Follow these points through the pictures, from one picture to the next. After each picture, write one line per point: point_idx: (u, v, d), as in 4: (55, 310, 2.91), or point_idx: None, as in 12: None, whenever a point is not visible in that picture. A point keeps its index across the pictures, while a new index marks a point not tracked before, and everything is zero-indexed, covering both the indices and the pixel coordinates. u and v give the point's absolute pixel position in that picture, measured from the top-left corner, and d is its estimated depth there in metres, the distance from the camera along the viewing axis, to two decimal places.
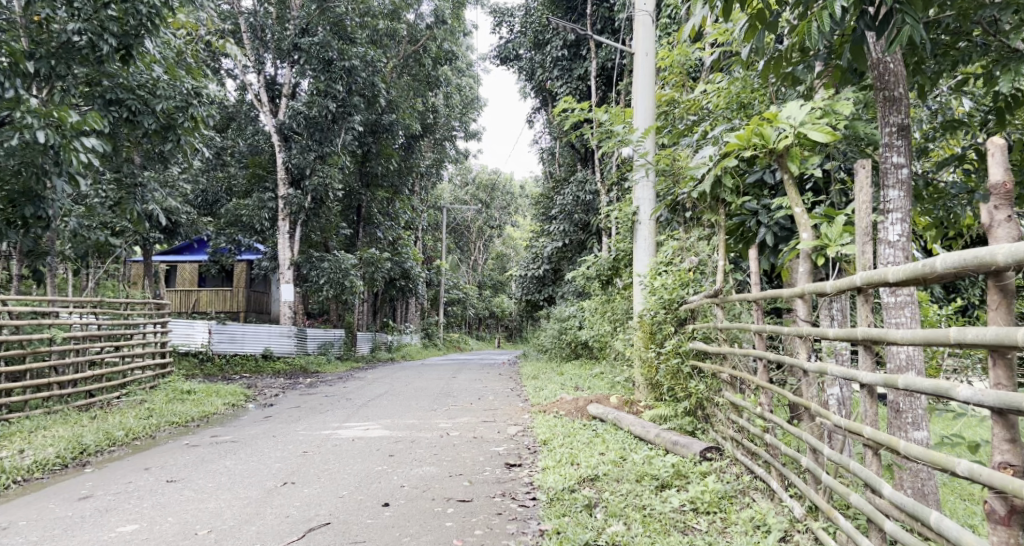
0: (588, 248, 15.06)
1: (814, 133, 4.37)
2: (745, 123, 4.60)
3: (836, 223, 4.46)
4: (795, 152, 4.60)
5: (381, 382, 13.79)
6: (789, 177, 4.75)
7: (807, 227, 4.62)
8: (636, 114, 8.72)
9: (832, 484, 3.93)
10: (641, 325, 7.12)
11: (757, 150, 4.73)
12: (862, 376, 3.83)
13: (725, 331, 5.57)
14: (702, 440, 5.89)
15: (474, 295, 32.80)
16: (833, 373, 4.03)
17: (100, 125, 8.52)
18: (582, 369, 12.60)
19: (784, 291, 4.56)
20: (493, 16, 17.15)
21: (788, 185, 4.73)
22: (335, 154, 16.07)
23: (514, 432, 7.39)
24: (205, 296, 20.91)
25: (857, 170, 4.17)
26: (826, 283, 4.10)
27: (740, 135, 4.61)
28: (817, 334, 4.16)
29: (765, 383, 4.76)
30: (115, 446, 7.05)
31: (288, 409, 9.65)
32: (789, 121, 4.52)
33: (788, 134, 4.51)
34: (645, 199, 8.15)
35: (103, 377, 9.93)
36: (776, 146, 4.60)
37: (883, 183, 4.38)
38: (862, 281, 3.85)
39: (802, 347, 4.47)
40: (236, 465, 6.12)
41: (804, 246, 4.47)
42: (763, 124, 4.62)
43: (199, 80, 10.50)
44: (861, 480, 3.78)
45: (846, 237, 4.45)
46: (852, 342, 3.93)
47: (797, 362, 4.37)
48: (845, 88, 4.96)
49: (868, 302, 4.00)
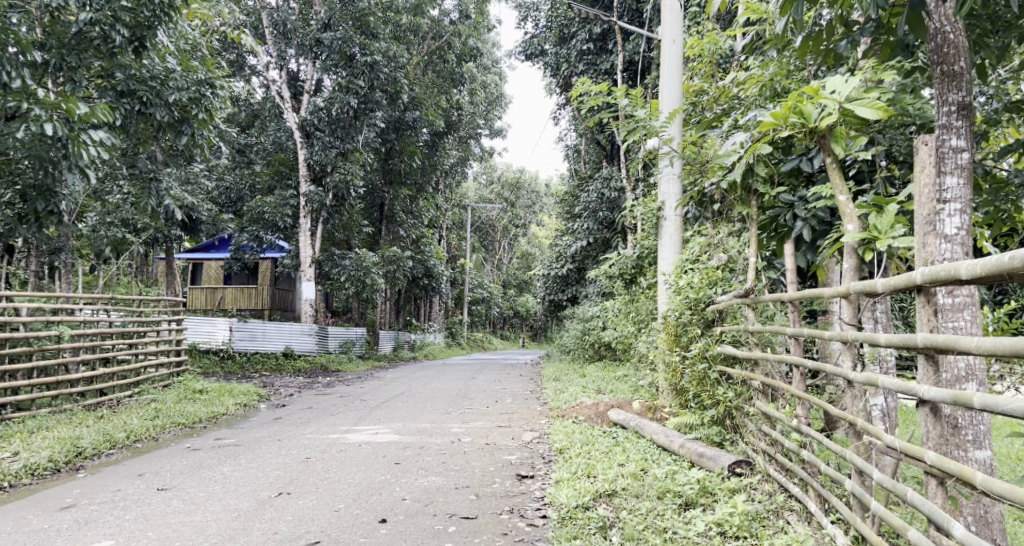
0: (613, 247, 14.61)
1: (863, 110, 3.91)
2: (782, 100, 4.14)
3: (886, 212, 4.03)
4: (840, 132, 4.11)
5: (399, 382, 13.48)
6: (832, 161, 4.30)
7: (854, 218, 4.19)
8: (663, 98, 8.28)
9: (885, 516, 3.48)
10: (665, 326, 6.68)
11: (797, 131, 4.26)
12: (924, 392, 3.37)
13: (756, 334, 5.10)
14: (731, 452, 5.45)
15: (498, 294, 32.49)
16: (884, 386, 3.58)
17: (107, 117, 8.20)
18: (605, 371, 12.19)
19: (826, 290, 4.09)
20: (518, 10, 16.77)
21: (832, 171, 4.27)
22: (356, 151, 15.69)
23: (530, 439, 6.98)
24: (229, 294, 20.76)
25: (918, 148, 3.99)
26: (878, 281, 3.64)
27: (775, 114, 4.14)
28: (865, 339, 3.70)
29: (802, 393, 4.30)
30: (114, 449, 6.69)
31: (300, 410, 9.29)
32: (833, 96, 4.05)
33: (832, 111, 4.03)
34: (670, 193, 7.72)
35: (115, 375, 9.63)
36: (818, 125, 4.12)
37: (939, 168, 3.91)
38: (926, 279, 3.40)
39: (846, 354, 4.01)
40: (232, 473, 5.76)
41: (849, 239, 4.03)
42: (803, 100, 4.13)
43: (213, 71, 10.08)
44: (924, 515, 3.32)
45: (898, 229, 4.00)
46: (913, 350, 3.47)
47: (840, 370, 3.92)
48: (895, 68, 4.47)
49: (929, 304, 3.54)
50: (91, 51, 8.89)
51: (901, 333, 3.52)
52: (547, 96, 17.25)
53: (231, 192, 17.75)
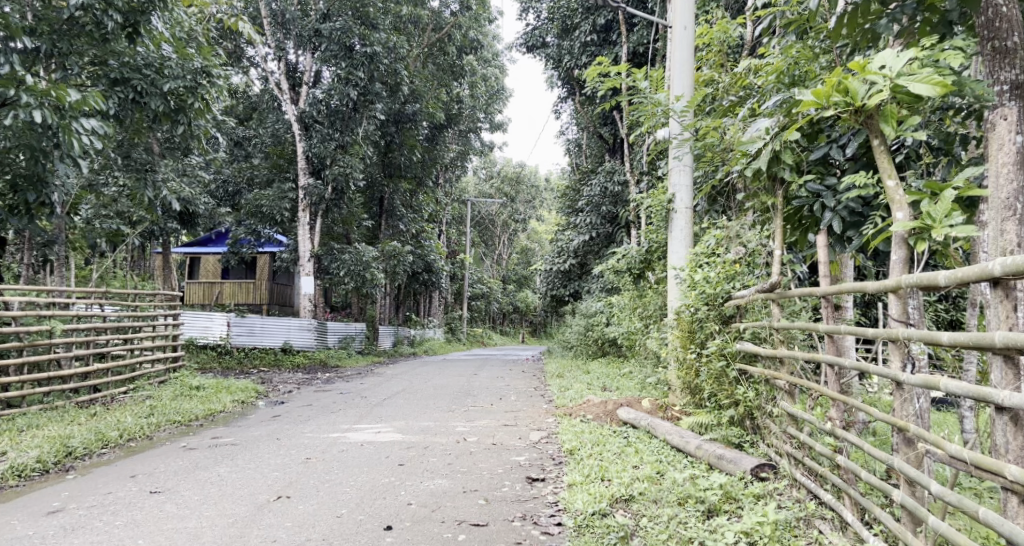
0: (616, 241, 14.36)
1: (920, 85, 3.74)
2: (826, 76, 3.97)
3: (943, 200, 3.77)
4: (890, 111, 3.92)
5: (399, 378, 13.23)
6: (878, 143, 4.09)
7: (904, 205, 3.96)
8: (674, 81, 7.78)
9: (948, 531, 3.31)
10: (679, 323, 6.43)
11: (840, 110, 4.05)
12: (1005, 398, 3.21)
13: (782, 330, 4.85)
14: (753, 454, 5.22)
15: (498, 289, 32.25)
16: (951, 389, 3.43)
17: (100, 105, 7.94)
18: (609, 367, 11.94)
19: (872, 285, 3.90)
20: (520, 2, 16.48)
21: (880, 154, 4.06)
22: (356, 143, 15.42)
23: (538, 438, 6.73)
24: (228, 289, 20.48)
25: (998, 122, 3.73)
26: (945, 275, 3.48)
27: (819, 90, 3.96)
28: (930, 339, 3.53)
29: (839, 395, 4.09)
30: (106, 449, 6.37)
31: (299, 407, 9.02)
32: (880, 72, 3.86)
33: (882, 88, 3.84)
34: (682, 184, 7.42)
35: (109, 371, 9.35)
36: (865, 103, 3.91)
37: (1000, 150, 3.71)
38: (1008, 271, 3.26)
39: (894, 354, 3.84)
40: (229, 474, 5.44)
41: (898, 229, 3.79)
42: (848, 76, 3.94)
43: (209, 60, 9.77)
44: (1002, 534, 3.16)
45: (954, 217, 3.79)
46: (987, 351, 3.34)
47: (889, 370, 3.76)
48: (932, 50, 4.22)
49: (1004, 300, 3.38)
50: (84, 38, 8.59)
51: (973, 333, 3.39)
52: (549, 89, 16.96)
53: (230, 186, 17.45)
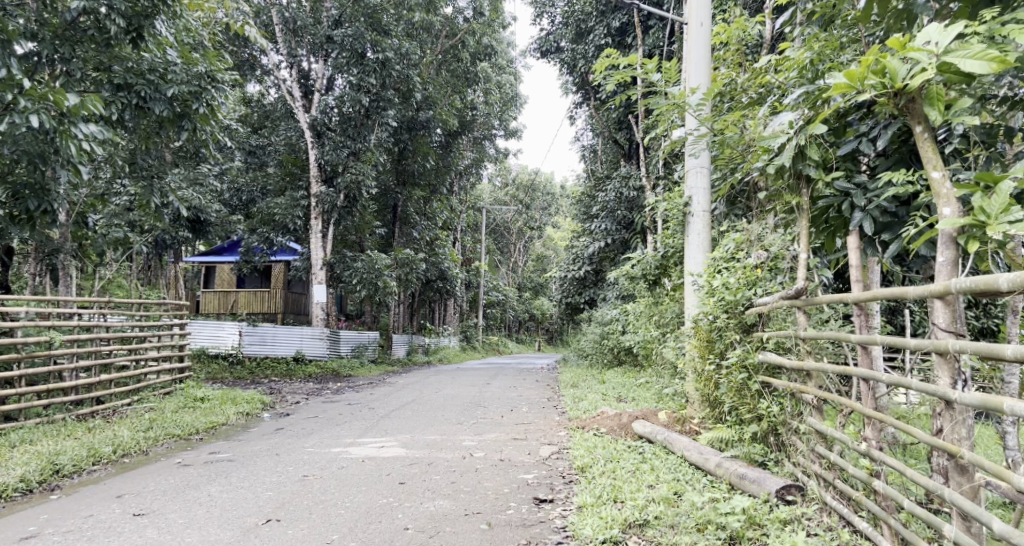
0: (632, 248, 13.98)
1: (971, 61, 3.54)
2: (863, 57, 3.80)
3: (998, 193, 3.47)
4: (936, 93, 3.70)
5: (410, 388, 12.90)
6: (921, 131, 3.86)
7: (951, 200, 3.76)
8: (690, 72, 7.43)
9: None
10: (697, 331, 6.08)
11: (879, 92, 3.84)
12: None
13: (810, 340, 4.51)
14: (778, 473, 4.86)
15: (513, 297, 31.89)
16: (1013, 409, 3.20)
17: (99, 109, 7.50)
18: (625, 377, 11.56)
19: (916, 292, 3.65)
20: (534, 6, 16.17)
21: (924, 142, 3.85)
22: (368, 151, 15.15)
23: (548, 454, 6.38)
24: (244, 298, 20.18)
25: None
26: (1007, 281, 3.26)
27: (854, 72, 3.80)
28: (990, 351, 3.29)
29: (873, 412, 3.83)
30: (98, 466, 6.03)
31: (305, 419, 8.69)
32: (923, 49, 3.66)
33: (926, 64, 3.64)
34: (698, 187, 7.09)
35: (113, 384, 8.99)
36: (907, 82, 3.72)
37: None
38: None
39: (942, 369, 3.60)
40: (221, 494, 5.09)
41: (947, 225, 3.55)
42: (887, 54, 3.76)
43: (214, 64, 9.44)
44: None
45: (1010, 214, 3.48)
46: None
47: (935, 387, 3.51)
48: (980, 31, 3.89)
49: None
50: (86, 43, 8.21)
51: None
52: (563, 95, 16.65)
53: (243, 194, 17.21)
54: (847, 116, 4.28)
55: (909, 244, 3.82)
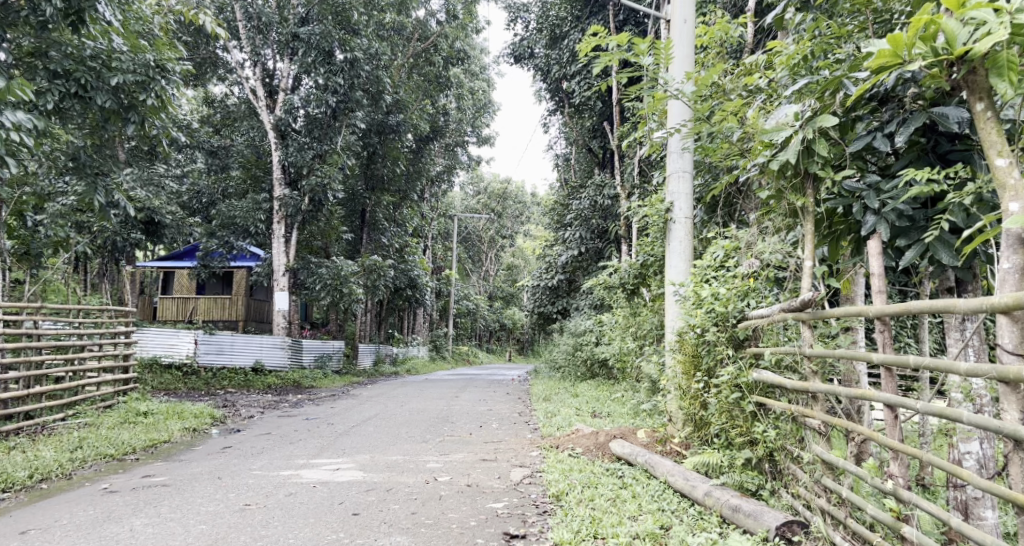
0: (606, 258, 13.50)
1: None
2: (911, 19, 3.34)
3: None
4: (1004, 61, 3.22)
5: (374, 401, 12.27)
6: (982, 109, 3.38)
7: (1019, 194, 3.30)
8: (673, 64, 6.98)
9: None
10: (682, 346, 5.59)
11: (927, 58, 3.37)
12: None
13: (816, 359, 4.08)
14: (775, 506, 4.41)
15: (484, 307, 31.29)
16: None
17: (28, 95, 6.84)
18: (599, 391, 11.05)
19: (964, 307, 3.27)
20: (508, 10, 15.71)
21: (986, 123, 3.38)
22: (335, 153, 14.47)
23: (519, 478, 5.82)
24: (204, 304, 19.41)
25: None
26: None
27: (900, 37, 3.35)
28: None
29: (905, 446, 3.45)
30: (8, 494, 5.40)
31: (256, 436, 8.07)
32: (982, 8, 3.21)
33: (995, 24, 3.17)
34: (680, 192, 6.59)
35: (45, 396, 8.29)
36: (966, 46, 3.24)
37: None
38: None
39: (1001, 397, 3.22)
40: (145, 530, 4.54)
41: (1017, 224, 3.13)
42: (940, 15, 3.30)
43: (163, 54, 8.76)
44: None
45: None
46: None
47: (989, 419, 3.16)
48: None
49: None
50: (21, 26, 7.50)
51: None
52: (537, 102, 16.19)
53: (203, 197, 16.47)
54: (858, 111, 3.89)
55: (965, 249, 3.38)
